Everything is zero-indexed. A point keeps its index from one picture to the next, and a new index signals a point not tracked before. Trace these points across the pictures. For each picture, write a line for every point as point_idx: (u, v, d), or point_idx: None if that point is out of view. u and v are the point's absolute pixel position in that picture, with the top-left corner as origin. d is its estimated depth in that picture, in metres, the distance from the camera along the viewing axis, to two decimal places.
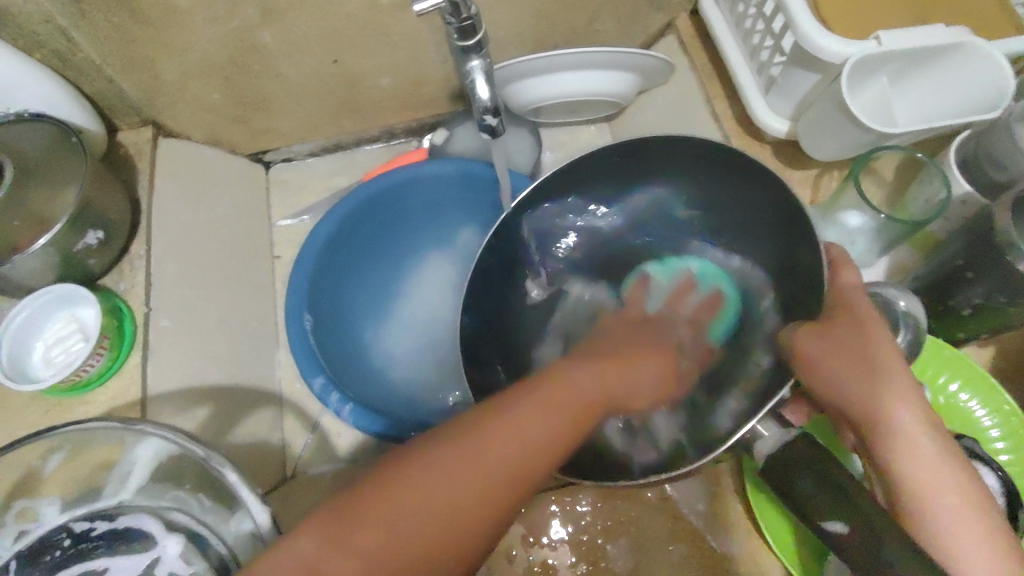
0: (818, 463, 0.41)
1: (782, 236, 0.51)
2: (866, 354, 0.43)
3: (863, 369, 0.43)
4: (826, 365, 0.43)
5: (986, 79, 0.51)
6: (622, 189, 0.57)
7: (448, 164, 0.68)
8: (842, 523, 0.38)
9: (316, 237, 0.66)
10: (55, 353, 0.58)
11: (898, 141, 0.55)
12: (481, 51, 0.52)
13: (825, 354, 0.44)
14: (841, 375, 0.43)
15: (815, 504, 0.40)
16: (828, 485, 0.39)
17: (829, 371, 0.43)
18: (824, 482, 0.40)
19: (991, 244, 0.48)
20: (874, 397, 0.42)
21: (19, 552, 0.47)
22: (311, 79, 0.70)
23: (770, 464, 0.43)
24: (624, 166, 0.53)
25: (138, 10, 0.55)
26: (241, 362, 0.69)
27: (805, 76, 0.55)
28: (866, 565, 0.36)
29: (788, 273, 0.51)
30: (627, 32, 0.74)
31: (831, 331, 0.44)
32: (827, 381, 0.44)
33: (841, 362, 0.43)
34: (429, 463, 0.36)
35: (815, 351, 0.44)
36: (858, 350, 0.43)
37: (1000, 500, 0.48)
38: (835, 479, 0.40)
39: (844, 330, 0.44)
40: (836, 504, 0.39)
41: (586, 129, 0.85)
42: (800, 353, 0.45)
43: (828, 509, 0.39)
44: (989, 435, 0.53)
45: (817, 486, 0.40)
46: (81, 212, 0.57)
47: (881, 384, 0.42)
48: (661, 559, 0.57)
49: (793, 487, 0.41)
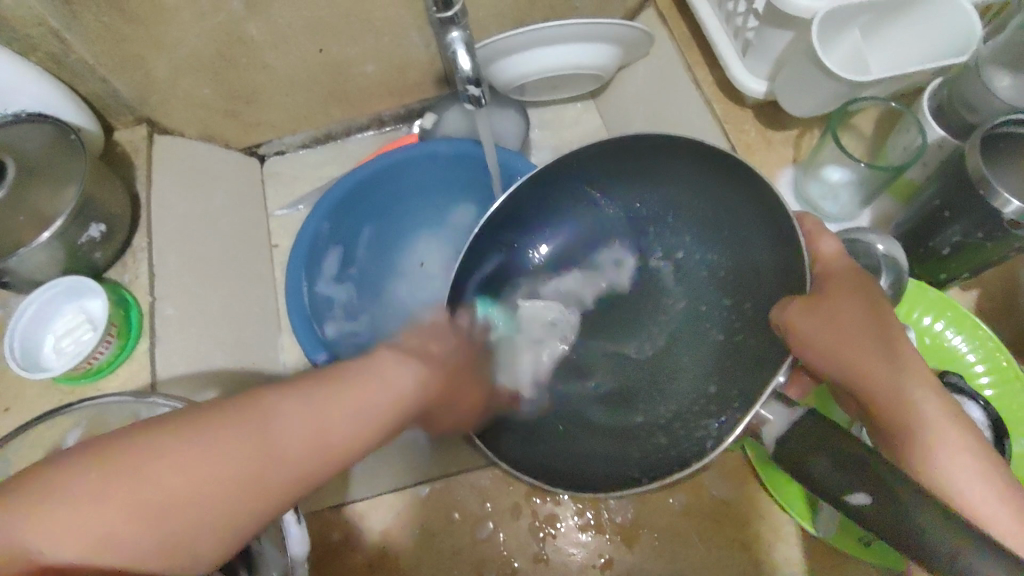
0: (831, 438, 0.37)
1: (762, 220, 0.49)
2: (867, 329, 0.43)
3: (864, 342, 0.42)
4: (827, 346, 0.42)
5: (953, 25, 0.53)
6: (610, 182, 0.56)
7: (436, 144, 0.70)
8: (865, 498, 0.35)
9: (310, 225, 0.67)
10: (65, 343, 0.60)
11: (875, 91, 0.56)
12: (459, 24, 0.54)
13: (819, 333, 0.42)
14: (837, 351, 0.42)
15: (831, 481, 0.36)
16: (849, 466, 0.36)
17: (825, 350, 0.42)
18: (842, 460, 0.36)
19: (965, 181, 0.48)
20: (873, 370, 0.42)
21: None
22: (298, 69, 0.72)
23: (780, 444, 0.40)
24: (610, 163, 0.54)
25: (127, 10, 0.57)
26: (243, 347, 0.71)
27: (779, 34, 0.57)
28: (901, 539, 0.33)
29: (760, 266, 0.49)
30: (605, 7, 0.75)
31: (820, 306, 0.43)
32: (825, 357, 0.43)
33: (839, 338, 0.42)
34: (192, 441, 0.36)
35: (811, 329, 0.43)
36: (858, 327, 0.43)
37: (987, 432, 0.50)
38: (849, 452, 0.36)
39: (836, 307, 0.43)
40: (860, 479, 0.35)
41: (572, 106, 0.87)
42: (796, 332, 0.43)
43: (848, 484, 0.36)
44: (975, 372, 0.54)
45: (836, 466, 0.36)
46: (85, 206, 0.58)
47: (877, 359, 0.42)
48: (660, 509, 0.59)
49: (810, 469, 0.38)
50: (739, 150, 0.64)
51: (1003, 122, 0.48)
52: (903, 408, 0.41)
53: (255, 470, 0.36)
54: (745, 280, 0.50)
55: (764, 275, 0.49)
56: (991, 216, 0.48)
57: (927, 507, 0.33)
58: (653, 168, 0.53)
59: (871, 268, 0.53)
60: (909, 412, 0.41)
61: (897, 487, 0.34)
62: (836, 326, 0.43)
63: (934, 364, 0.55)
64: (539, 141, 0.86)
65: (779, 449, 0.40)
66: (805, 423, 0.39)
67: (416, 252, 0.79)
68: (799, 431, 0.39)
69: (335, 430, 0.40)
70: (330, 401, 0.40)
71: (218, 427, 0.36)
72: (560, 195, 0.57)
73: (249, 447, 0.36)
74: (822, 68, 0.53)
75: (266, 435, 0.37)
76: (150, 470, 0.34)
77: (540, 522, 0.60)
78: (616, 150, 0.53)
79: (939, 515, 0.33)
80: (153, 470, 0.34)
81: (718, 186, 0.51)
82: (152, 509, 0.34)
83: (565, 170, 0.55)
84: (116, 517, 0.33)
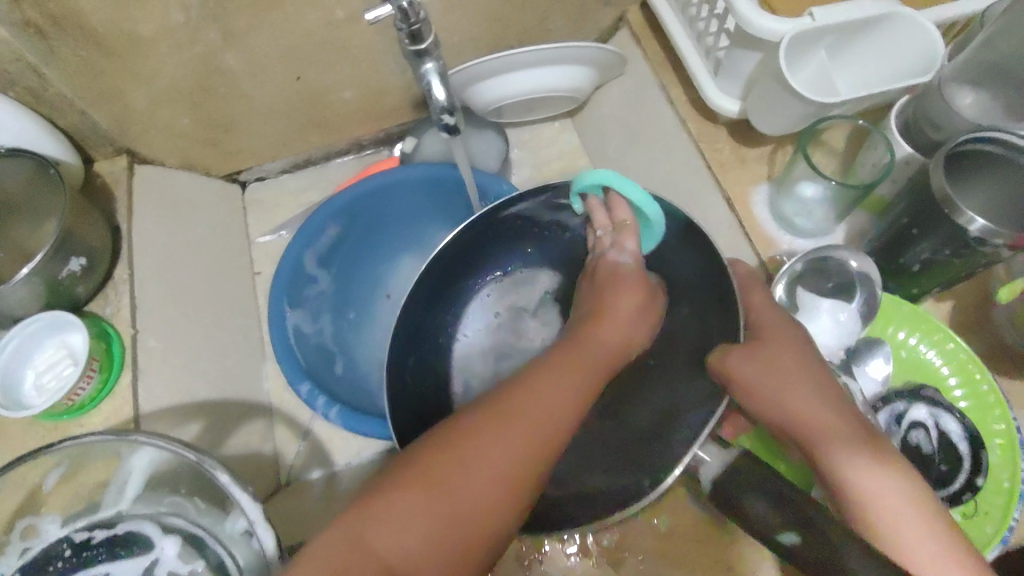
0: (764, 480, 0.40)
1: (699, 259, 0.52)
2: (803, 372, 0.46)
3: (801, 381, 0.46)
4: (768, 388, 0.46)
5: (915, 46, 0.54)
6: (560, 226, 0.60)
7: (415, 169, 0.71)
8: (797, 537, 0.37)
9: (291, 255, 0.68)
10: (47, 379, 0.59)
11: (842, 111, 0.57)
12: (433, 54, 0.54)
13: (765, 377, 0.46)
14: (778, 391, 0.46)
15: (768, 521, 0.39)
16: (781, 506, 0.39)
17: (760, 391, 0.46)
18: (776, 500, 0.39)
19: (929, 200, 0.50)
20: (805, 408, 0.45)
21: (21, 566, 0.49)
22: (277, 97, 0.72)
23: (718, 486, 0.42)
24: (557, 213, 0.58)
25: (103, 44, 0.57)
26: (228, 376, 0.71)
27: (748, 56, 0.58)
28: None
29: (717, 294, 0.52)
30: (579, 29, 0.77)
31: (759, 352, 0.47)
32: (764, 394, 0.46)
33: (778, 377, 0.46)
34: (374, 516, 0.39)
35: (750, 372, 0.46)
36: (789, 367, 0.46)
37: (962, 445, 0.52)
38: (781, 492, 0.39)
39: (769, 350, 0.47)
40: (790, 519, 0.38)
41: (551, 126, 0.88)
42: (734, 378, 0.47)
43: (782, 525, 0.38)
44: (949, 385, 0.55)
45: (770, 507, 0.39)
46: (64, 241, 0.58)
47: (802, 396, 0.46)
48: (644, 530, 0.60)
49: (746, 509, 0.40)
50: (713, 168, 0.65)
51: (965, 140, 0.49)
52: (830, 442, 0.44)
53: (513, 468, 0.42)
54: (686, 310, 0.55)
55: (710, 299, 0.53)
56: (956, 233, 0.49)
57: (854, 545, 0.36)
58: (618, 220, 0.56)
59: (843, 285, 0.56)
60: (837, 445, 0.44)
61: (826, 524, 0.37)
62: (774, 368, 0.46)
63: (909, 379, 0.56)
64: (518, 161, 0.87)
65: (720, 490, 0.42)
66: (740, 465, 0.42)
67: (391, 276, 0.79)
68: (734, 473, 0.42)
69: (513, 459, 0.42)
70: (502, 430, 0.42)
71: (450, 455, 0.41)
72: (521, 225, 0.60)
73: (491, 447, 0.42)
74: (790, 90, 0.54)
75: (495, 447, 0.42)
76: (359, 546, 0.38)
77: (527, 547, 0.60)
78: (594, 199, 0.56)
79: (861, 549, 0.36)
80: (377, 519, 0.39)
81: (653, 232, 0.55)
82: (405, 541, 0.39)
83: (523, 216, 0.58)
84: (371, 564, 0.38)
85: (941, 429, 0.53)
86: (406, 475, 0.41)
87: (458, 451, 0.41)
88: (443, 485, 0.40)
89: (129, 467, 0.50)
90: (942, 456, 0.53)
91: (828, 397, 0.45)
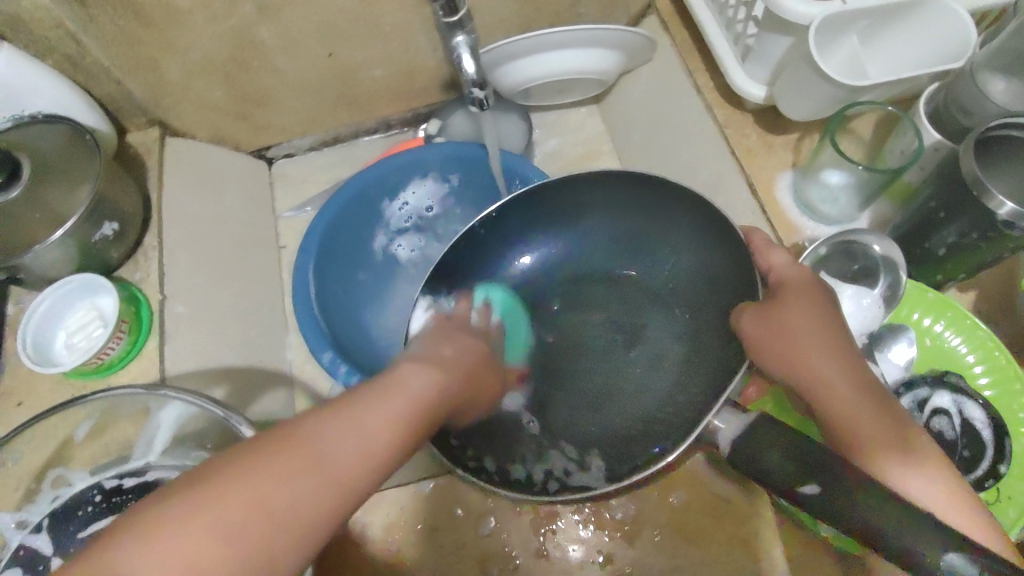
0: (778, 435, 0.39)
1: (728, 241, 0.52)
2: (820, 337, 0.46)
3: (817, 348, 0.46)
4: (790, 347, 0.46)
5: (947, 32, 0.54)
6: (567, 219, 0.60)
7: (443, 148, 0.72)
8: (816, 487, 0.37)
9: (317, 228, 0.69)
10: (77, 339, 0.61)
11: (871, 96, 0.57)
12: (465, 28, 0.56)
13: (766, 331, 0.47)
14: (791, 354, 0.46)
15: (784, 476, 0.38)
16: (801, 459, 0.38)
17: (774, 348, 0.46)
18: (792, 455, 0.38)
19: (959, 183, 0.49)
20: (826, 377, 0.45)
21: (52, 511, 0.50)
22: (307, 73, 0.73)
23: (734, 448, 0.41)
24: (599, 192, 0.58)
25: (141, 12, 0.58)
26: (254, 345, 0.73)
27: (778, 40, 0.58)
28: (842, 522, 0.36)
29: (735, 279, 0.52)
30: (609, 14, 0.77)
31: (770, 314, 0.47)
32: (778, 364, 0.46)
33: (795, 348, 0.46)
34: (188, 508, 0.33)
35: (758, 335, 0.47)
36: (804, 327, 0.46)
37: (985, 431, 0.52)
38: (802, 447, 0.38)
39: (782, 310, 0.47)
40: (809, 471, 0.37)
41: (577, 111, 0.89)
42: (747, 336, 0.48)
43: (799, 476, 0.37)
44: (974, 372, 0.55)
45: (787, 460, 0.38)
46: (97, 206, 0.59)
47: (819, 359, 0.45)
48: (661, 506, 0.61)
49: (762, 465, 0.39)
50: (739, 154, 0.65)
51: (995, 126, 0.49)
52: (847, 419, 0.44)
53: (361, 459, 0.38)
54: (694, 309, 0.54)
55: (720, 286, 0.53)
56: (986, 216, 0.48)
57: (875, 496, 0.35)
58: (657, 204, 0.56)
59: (868, 270, 0.57)
60: (865, 419, 0.43)
61: (843, 474, 0.36)
62: (783, 334, 0.46)
63: (933, 365, 0.57)
64: (543, 141, 0.87)
65: (734, 451, 0.41)
66: (757, 425, 0.41)
67: (405, 243, 0.79)
68: (748, 434, 0.41)
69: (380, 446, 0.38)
70: (358, 411, 0.39)
71: (268, 457, 0.35)
72: (542, 213, 0.60)
73: (314, 480, 0.36)
74: (821, 73, 0.54)
75: (346, 436, 0.38)
76: (159, 534, 0.32)
77: (543, 518, 0.61)
78: (622, 186, 0.55)
79: (883, 496, 0.35)
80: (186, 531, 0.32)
81: (681, 209, 0.54)
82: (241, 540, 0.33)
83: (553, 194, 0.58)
84: (222, 536, 0.33)
85: (963, 416, 0.53)
86: (264, 447, 0.36)
87: (310, 438, 0.37)
88: (215, 511, 0.33)
89: (158, 419, 0.52)
90: (964, 442, 0.53)
91: (848, 372, 0.45)
